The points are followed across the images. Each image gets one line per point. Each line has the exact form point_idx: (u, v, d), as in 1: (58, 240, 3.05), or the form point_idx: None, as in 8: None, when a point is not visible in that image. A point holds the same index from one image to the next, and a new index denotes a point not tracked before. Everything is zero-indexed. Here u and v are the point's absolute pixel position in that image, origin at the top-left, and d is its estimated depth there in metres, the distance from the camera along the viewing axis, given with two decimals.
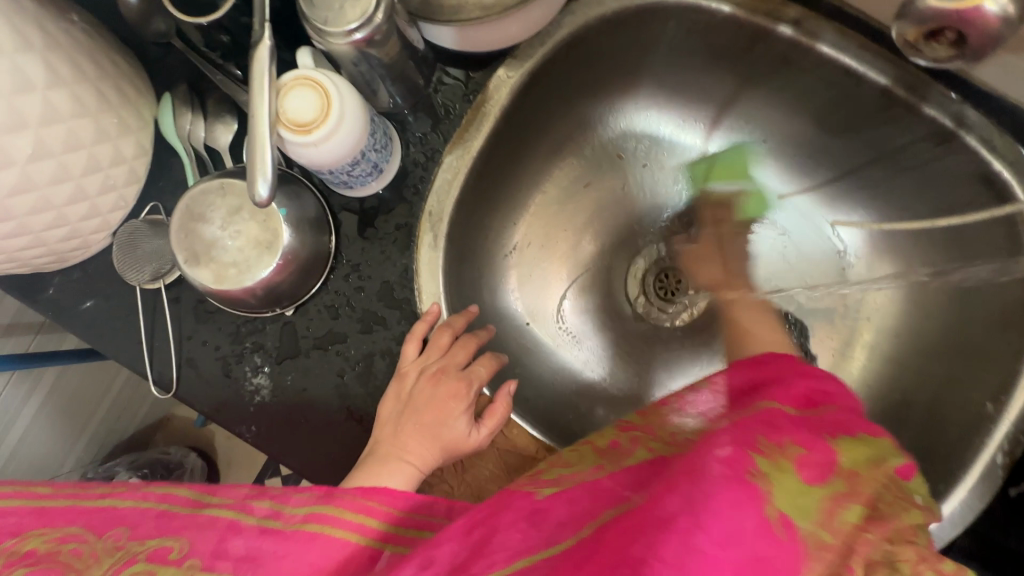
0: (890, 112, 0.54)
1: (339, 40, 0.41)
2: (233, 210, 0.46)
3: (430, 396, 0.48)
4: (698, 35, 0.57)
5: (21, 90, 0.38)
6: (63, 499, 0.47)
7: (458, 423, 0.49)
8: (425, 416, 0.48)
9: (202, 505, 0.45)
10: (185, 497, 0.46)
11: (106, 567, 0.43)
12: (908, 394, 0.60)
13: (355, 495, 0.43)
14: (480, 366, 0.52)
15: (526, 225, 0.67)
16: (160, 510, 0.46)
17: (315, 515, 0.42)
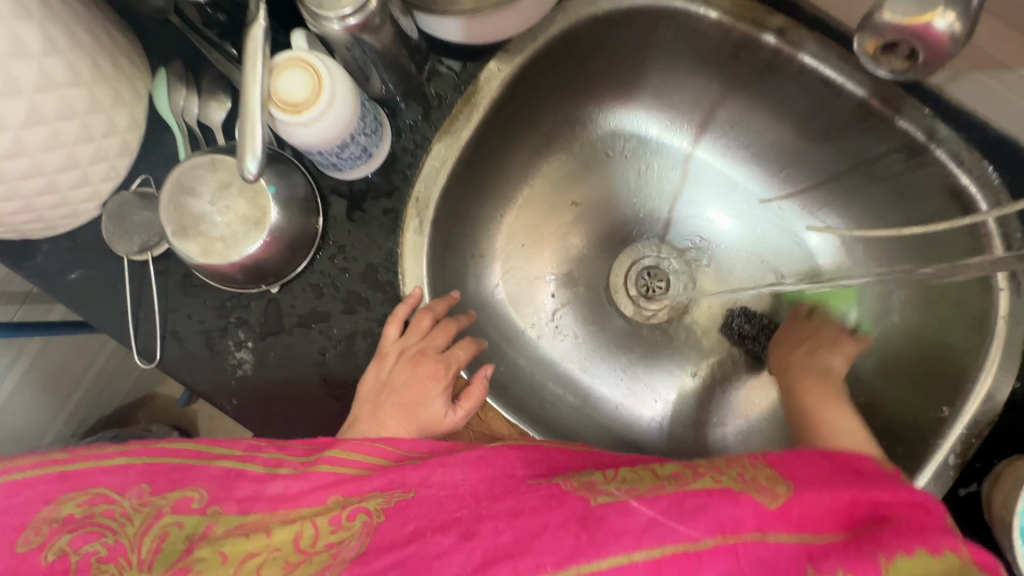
0: (866, 123, 0.56)
1: (332, 24, 0.42)
2: (223, 185, 0.47)
3: (410, 377, 0.50)
4: (687, 39, 0.59)
5: (18, 56, 0.38)
6: (81, 464, 0.45)
7: (435, 403, 0.51)
8: (403, 395, 0.50)
9: (216, 457, 0.46)
10: (192, 449, 0.47)
11: (141, 524, 0.43)
12: (874, 397, 0.63)
13: (359, 441, 0.46)
14: (460, 347, 0.53)
15: (515, 217, 0.69)
16: (161, 463, 0.46)
17: (327, 459, 0.45)
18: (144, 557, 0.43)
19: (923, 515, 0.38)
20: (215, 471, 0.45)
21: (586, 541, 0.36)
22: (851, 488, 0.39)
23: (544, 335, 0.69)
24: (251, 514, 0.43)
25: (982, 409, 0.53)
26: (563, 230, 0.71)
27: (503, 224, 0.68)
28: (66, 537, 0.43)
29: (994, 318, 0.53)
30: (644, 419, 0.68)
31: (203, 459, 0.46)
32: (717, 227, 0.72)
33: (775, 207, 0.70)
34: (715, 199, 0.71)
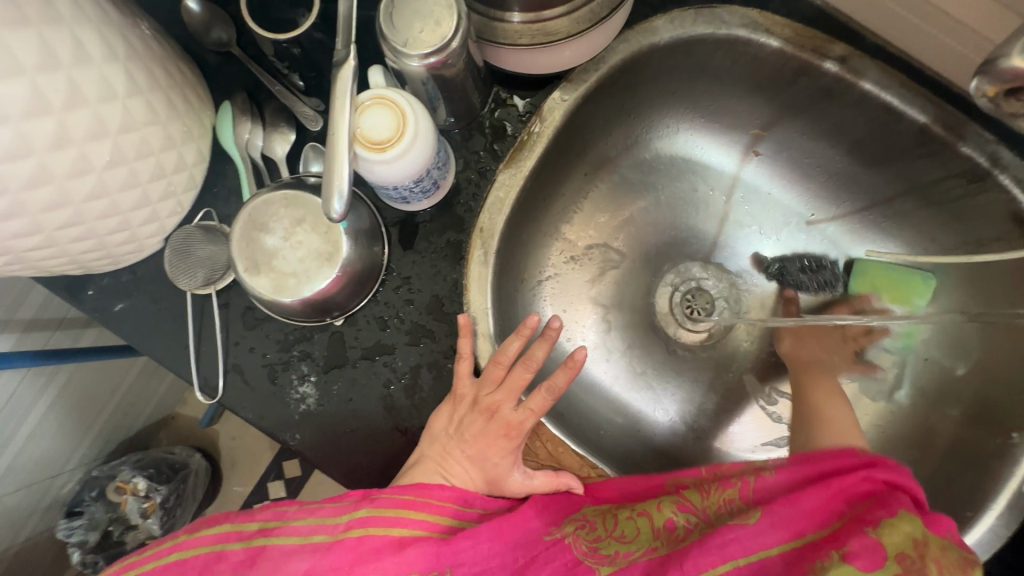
0: (926, 148, 0.56)
1: (413, 62, 0.42)
2: (295, 221, 0.47)
3: (480, 430, 0.48)
4: (744, 66, 0.59)
5: (105, 99, 0.38)
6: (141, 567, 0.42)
7: (508, 463, 0.48)
8: (471, 446, 0.48)
9: (252, 535, 0.42)
10: (231, 532, 0.43)
11: None
12: (934, 420, 0.62)
13: (387, 494, 0.44)
14: (532, 401, 0.49)
15: (567, 251, 0.69)
16: (200, 557, 0.42)
17: (365, 522, 0.42)
18: None
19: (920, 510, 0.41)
20: (251, 553, 0.42)
21: None
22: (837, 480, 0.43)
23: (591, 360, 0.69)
24: None
25: None
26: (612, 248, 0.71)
27: (557, 257, 0.68)
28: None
29: None
30: (696, 445, 0.68)
31: (236, 541, 0.42)
32: (766, 250, 0.71)
33: (822, 229, 0.69)
34: (762, 219, 0.71)
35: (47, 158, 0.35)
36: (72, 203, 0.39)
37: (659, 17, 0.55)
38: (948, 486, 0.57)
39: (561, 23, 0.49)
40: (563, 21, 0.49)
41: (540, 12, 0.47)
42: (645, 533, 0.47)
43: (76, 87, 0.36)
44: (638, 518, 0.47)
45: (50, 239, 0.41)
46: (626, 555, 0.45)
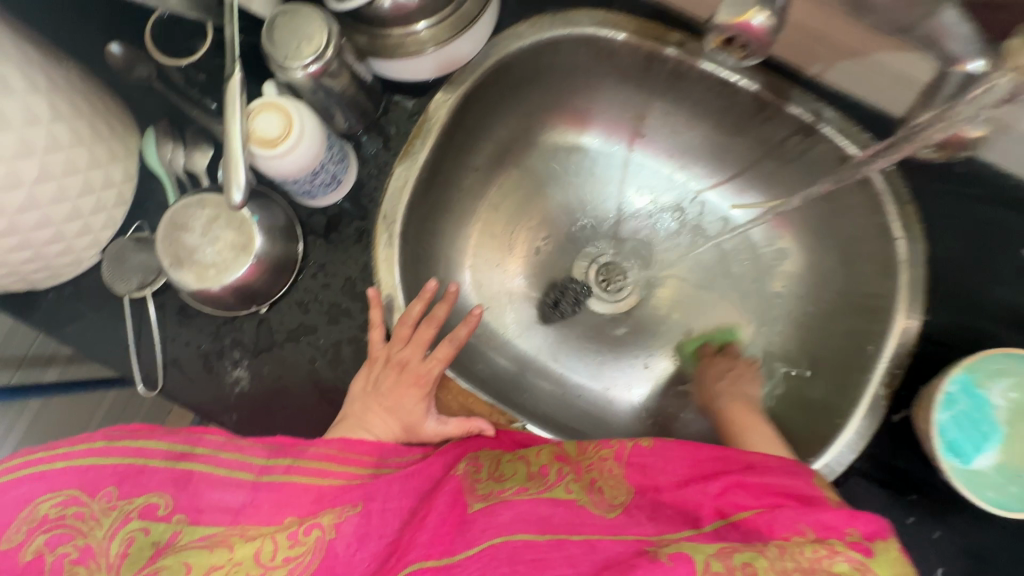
0: (765, 112, 0.65)
1: (297, 72, 0.50)
2: (211, 219, 0.54)
3: (393, 383, 0.55)
4: (605, 59, 0.68)
5: (30, 124, 0.45)
6: (57, 464, 0.46)
7: (422, 409, 0.55)
8: (387, 398, 0.54)
9: (179, 459, 0.48)
10: (160, 451, 0.48)
11: (110, 527, 0.45)
12: (815, 350, 0.70)
13: (316, 446, 0.49)
14: (439, 351, 0.56)
15: (492, 240, 0.77)
16: (122, 465, 0.47)
17: (294, 469, 0.47)
18: (113, 560, 0.44)
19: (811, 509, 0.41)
20: (175, 473, 0.47)
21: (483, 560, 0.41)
22: (710, 479, 0.44)
23: (521, 339, 0.76)
24: (207, 522, 0.45)
25: (901, 343, 0.60)
26: (533, 233, 0.79)
27: (486, 247, 0.77)
28: (43, 536, 0.44)
29: (898, 264, 0.61)
30: (614, 401, 0.75)
31: (164, 460, 0.47)
32: (670, 222, 0.80)
33: (707, 196, 0.78)
34: (655, 193, 0.80)
35: None
36: (6, 214, 0.46)
37: (521, 23, 0.64)
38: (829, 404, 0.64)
39: (433, 32, 0.57)
40: (432, 31, 0.57)
41: (412, 25, 0.56)
42: (520, 473, 0.51)
43: None
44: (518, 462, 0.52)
45: None
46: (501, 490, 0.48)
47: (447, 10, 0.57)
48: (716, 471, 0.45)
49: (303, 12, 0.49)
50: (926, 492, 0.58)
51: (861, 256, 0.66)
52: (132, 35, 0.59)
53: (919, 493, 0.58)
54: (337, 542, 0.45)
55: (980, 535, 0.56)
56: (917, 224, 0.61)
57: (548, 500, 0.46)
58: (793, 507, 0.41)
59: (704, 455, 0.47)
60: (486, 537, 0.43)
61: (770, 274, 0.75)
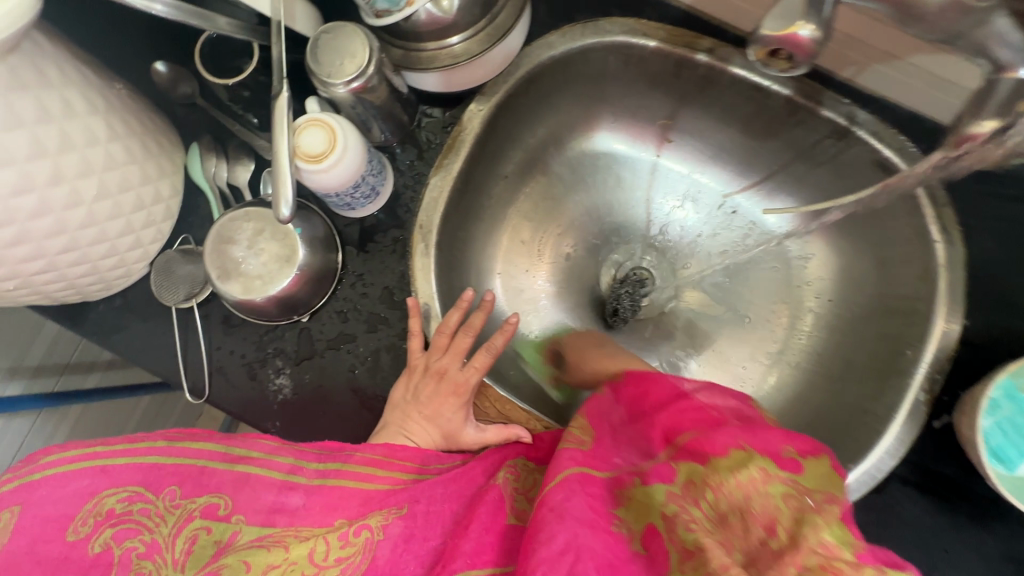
0: (797, 116, 0.65)
1: (340, 89, 0.51)
2: (257, 232, 0.55)
3: (432, 393, 0.56)
4: (634, 66, 0.68)
5: (91, 144, 0.47)
6: (120, 460, 0.48)
7: (460, 418, 0.56)
8: (426, 407, 0.55)
9: (238, 461, 0.49)
10: (217, 452, 0.50)
11: (173, 524, 0.46)
12: (848, 353, 0.69)
13: (361, 453, 0.50)
14: (476, 361, 0.57)
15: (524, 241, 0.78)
16: (183, 466, 0.49)
17: (343, 473, 0.49)
18: (178, 556, 0.46)
19: (726, 429, 0.38)
20: (235, 475, 0.49)
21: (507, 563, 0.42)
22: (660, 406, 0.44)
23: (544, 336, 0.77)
24: (267, 524, 0.46)
25: (940, 347, 0.59)
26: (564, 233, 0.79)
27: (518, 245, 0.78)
28: (109, 530, 0.46)
29: (936, 267, 0.60)
30: None
31: (223, 462, 0.49)
32: (698, 224, 0.80)
33: (736, 199, 0.78)
34: (683, 198, 0.80)
35: (45, 193, 0.44)
36: (69, 231, 0.48)
37: (552, 33, 0.65)
38: (866, 408, 0.64)
39: (467, 45, 0.58)
40: (465, 44, 0.58)
41: (447, 39, 0.57)
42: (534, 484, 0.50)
43: (67, 136, 0.45)
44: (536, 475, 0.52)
45: (52, 263, 0.49)
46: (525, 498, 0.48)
47: (482, 22, 0.57)
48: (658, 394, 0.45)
49: (345, 30, 0.51)
50: (972, 498, 0.57)
51: (897, 258, 0.65)
52: (176, 54, 0.61)
53: (963, 499, 0.57)
54: (384, 544, 0.46)
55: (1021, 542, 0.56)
56: (956, 227, 0.60)
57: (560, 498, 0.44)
58: (734, 425, 0.38)
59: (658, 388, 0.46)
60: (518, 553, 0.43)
61: (800, 279, 0.75)
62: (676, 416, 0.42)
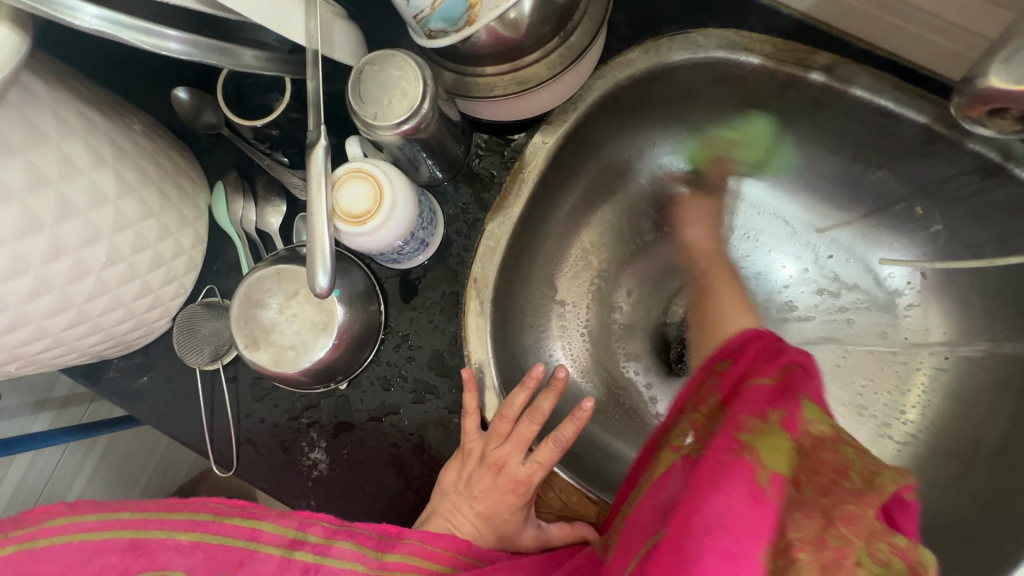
0: (932, 148, 0.53)
1: (387, 133, 0.42)
2: (289, 294, 0.48)
3: (489, 485, 0.47)
4: (726, 84, 0.57)
5: (96, 205, 0.40)
6: (153, 533, 0.44)
7: (520, 517, 0.48)
8: (480, 501, 0.47)
9: (295, 547, 0.44)
10: (269, 534, 0.44)
11: None
12: (976, 431, 0.58)
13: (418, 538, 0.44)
14: (540, 454, 0.48)
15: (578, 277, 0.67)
16: (232, 548, 0.44)
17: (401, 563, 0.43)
18: None
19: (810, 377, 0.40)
20: (297, 564, 0.43)
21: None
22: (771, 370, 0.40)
23: (603, 384, 0.65)
24: None
25: None
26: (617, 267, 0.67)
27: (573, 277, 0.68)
28: None
29: None
30: None
31: (280, 547, 0.44)
32: (787, 264, 0.68)
33: (834, 235, 0.67)
34: (772, 232, 0.68)
35: (41, 271, 0.37)
36: (74, 304, 0.41)
37: (632, 49, 0.54)
38: (1002, 505, 0.52)
39: (534, 69, 0.49)
40: (534, 67, 0.49)
41: (511, 63, 0.48)
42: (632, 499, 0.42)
43: (67, 199, 0.37)
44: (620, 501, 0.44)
45: (57, 340, 0.42)
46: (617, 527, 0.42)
47: (553, 42, 0.48)
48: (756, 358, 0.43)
49: (395, 60, 0.42)
50: None
51: None
52: (199, 78, 0.53)
53: None
54: None
55: None
56: None
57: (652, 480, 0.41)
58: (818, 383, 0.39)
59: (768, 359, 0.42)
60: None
61: (912, 334, 0.64)
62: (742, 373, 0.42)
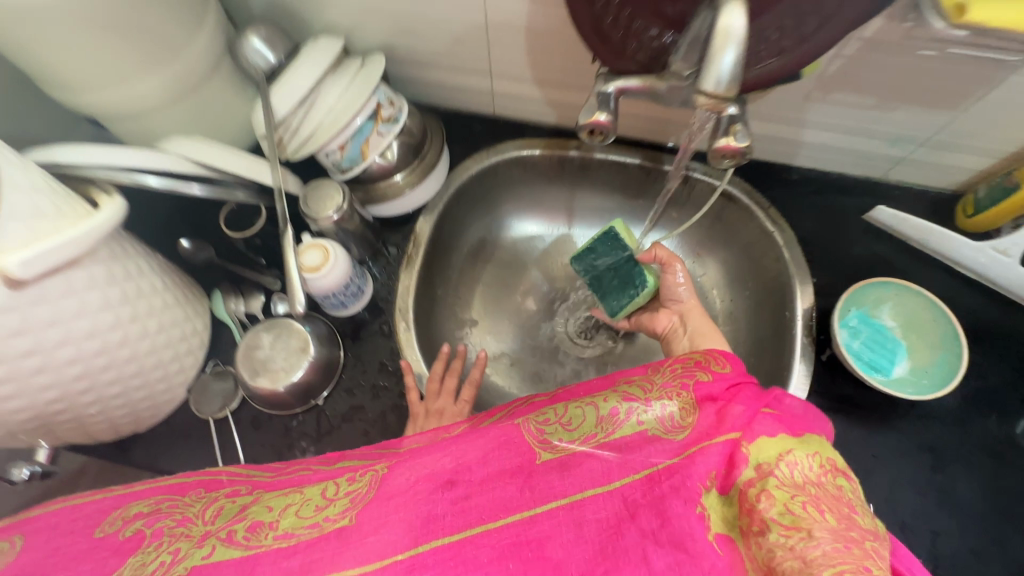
0: (652, 175, 0.91)
1: (325, 221, 0.73)
2: (277, 336, 0.72)
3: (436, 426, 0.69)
4: (530, 169, 0.94)
5: (154, 292, 0.64)
6: (139, 488, 0.57)
7: None
8: None
9: (251, 473, 0.60)
10: (236, 471, 0.60)
11: (203, 505, 0.54)
12: (754, 333, 0.86)
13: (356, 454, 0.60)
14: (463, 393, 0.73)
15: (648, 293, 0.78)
16: (206, 478, 0.59)
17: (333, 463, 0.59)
18: (207, 518, 0.52)
19: (785, 421, 0.52)
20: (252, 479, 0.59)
21: (527, 494, 0.49)
22: (759, 406, 0.53)
23: (505, 375, 0.93)
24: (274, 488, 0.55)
25: (806, 302, 0.78)
26: (661, 318, 0.77)
27: (673, 284, 0.76)
28: (140, 521, 0.52)
29: (782, 249, 0.81)
30: None
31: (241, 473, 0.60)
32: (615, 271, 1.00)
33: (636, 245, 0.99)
34: None
35: (127, 329, 0.60)
36: (139, 357, 0.63)
37: (466, 161, 0.91)
38: (775, 365, 0.80)
39: (408, 179, 0.83)
40: (407, 178, 0.83)
41: (393, 177, 0.82)
42: (585, 421, 0.55)
43: (140, 286, 0.62)
44: (585, 407, 0.57)
45: (125, 387, 0.63)
46: (570, 443, 0.54)
47: (415, 163, 0.83)
48: (746, 391, 0.55)
49: (324, 184, 0.74)
50: (866, 406, 0.73)
51: (758, 248, 0.86)
52: (193, 231, 0.82)
53: (863, 409, 0.73)
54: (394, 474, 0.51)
55: (927, 431, 0.72)
56: (783, 220, 0.83)
57: (620, 438, 0.53)
58: (782, 424, 0.51)
59: (757, 393, 0.54)
60: (553, 491, 0.49)
61: (705, 291, 0.93)
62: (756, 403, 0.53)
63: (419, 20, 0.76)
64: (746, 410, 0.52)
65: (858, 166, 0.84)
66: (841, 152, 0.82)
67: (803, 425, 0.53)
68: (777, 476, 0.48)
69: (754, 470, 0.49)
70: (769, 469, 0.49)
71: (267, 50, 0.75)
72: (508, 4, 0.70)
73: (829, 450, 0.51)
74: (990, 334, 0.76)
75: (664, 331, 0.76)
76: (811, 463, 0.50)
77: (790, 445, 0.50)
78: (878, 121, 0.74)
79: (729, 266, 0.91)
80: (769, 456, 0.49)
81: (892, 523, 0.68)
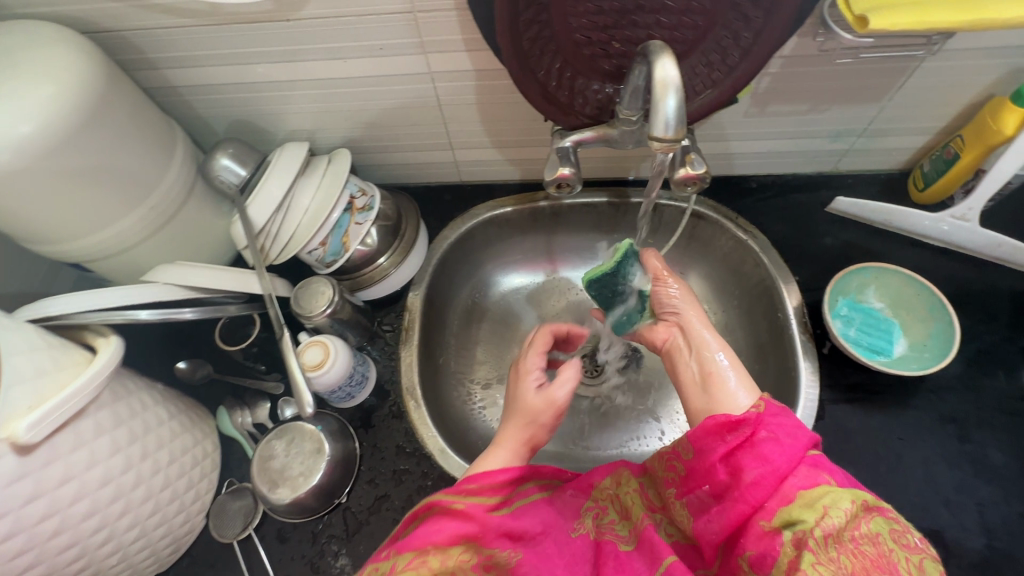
0: (622, 209, 0.94)
1: (319, 317, 0.74)
2: (290, 442, 0.71)
3: None
4: (506, 226, 0.97)
5: (160, 423, 0.63)
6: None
7: None
8: None
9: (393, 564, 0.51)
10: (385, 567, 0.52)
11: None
12: (753, 338, 0.87)
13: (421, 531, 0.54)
14: None
15: None
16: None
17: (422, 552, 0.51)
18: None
19: (804, 468, 0.49)
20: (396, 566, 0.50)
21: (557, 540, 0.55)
22: (777, 455, 0.49)
23: None
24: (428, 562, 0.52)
25: (795, 299, 0.80)
26: (660, 332, 0.71)
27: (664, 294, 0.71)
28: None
29: (759, 254, 0.85)
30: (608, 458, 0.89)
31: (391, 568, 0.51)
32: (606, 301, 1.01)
33: None
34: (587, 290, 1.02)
35: (139, 468, 0.59)
36: (155, 494, 0.62)
37: (445, 230, 0.93)
38: (779, 367, 0.81)
39: (393, 260, 0.86)
40: (391, 258, 0.85)
41: (378, 261, 0.84)
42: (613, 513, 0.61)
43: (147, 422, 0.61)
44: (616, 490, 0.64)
45: (143, 528, 0.61)
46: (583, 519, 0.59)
47: (396, 243, 0.86)
48: (752, 435, 0.51)
49: (312, 281, 0.76)
50: (878, 390, 0.74)
51: (737, 258, 0.89)
52: (189, 352, 0.82)
53: (877, 394, 0.74)
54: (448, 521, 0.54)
55: (942, 402, 0.73)
56: (755, 228, 0.86)
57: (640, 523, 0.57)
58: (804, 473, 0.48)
59: (771, 432, 0.51)
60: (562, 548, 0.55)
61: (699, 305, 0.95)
62: (773, 454, 0.49)
63: (379, 113, 0.81)
64: (761, 464, 0.49)
65: (809, 165, 0.89)
66: (790, 155, 0.87)
67: (824, 466, 0.49)
68: (813, 543, 0.44)
69: (787, 534, 0.46)
70: (804, 538, 0.45)
71: (238, 166, 0.77)
72: (457, 84, 0.75)
73: (865, 492, 0.47)
74: (973, 297, 0.79)
75: (664, 345, 0.70)
76: (847, 517, 0.45)
77: (822, 497, 0.46)
78: (816, 123, 0.79)
79: (715, 279, 0.93)
80: (799, 518, 0.46)
81: (936, 502, 0.68)
